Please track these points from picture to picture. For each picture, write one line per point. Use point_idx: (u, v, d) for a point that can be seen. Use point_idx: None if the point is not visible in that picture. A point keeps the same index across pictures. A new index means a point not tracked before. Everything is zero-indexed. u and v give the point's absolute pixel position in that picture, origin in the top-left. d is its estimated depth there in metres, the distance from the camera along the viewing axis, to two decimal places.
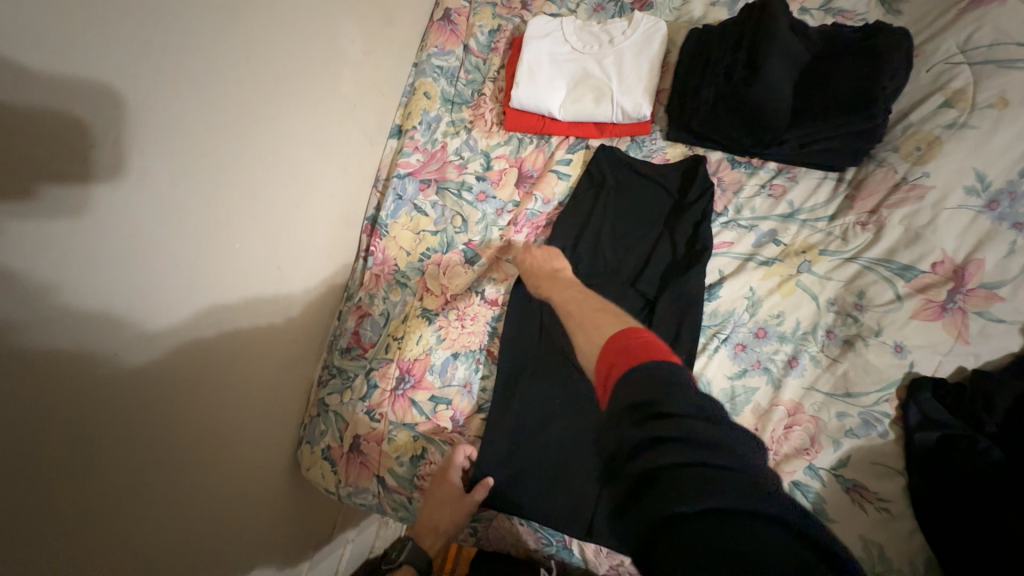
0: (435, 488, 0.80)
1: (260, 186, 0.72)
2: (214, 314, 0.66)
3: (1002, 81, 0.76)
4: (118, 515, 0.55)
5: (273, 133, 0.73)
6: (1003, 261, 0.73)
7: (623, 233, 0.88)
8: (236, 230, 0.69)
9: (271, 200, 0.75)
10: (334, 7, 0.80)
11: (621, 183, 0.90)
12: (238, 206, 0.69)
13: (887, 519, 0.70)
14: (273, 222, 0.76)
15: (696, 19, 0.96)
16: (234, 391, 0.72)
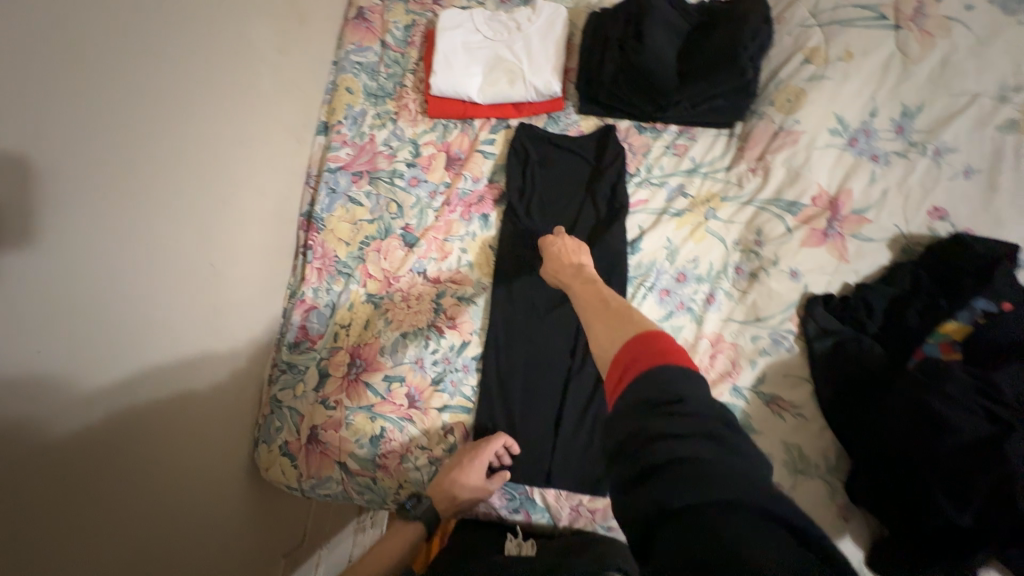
0: (461, 463, 0.79)
1: (179, 187, 0.73)
2: (133, 312, 0.67)
3: (845, 39, 0.90)
4: (55, 508, 0.57)
5: (190, 134, 0.75)
6: (866, 189, 0.87)
7: (551, 203, 0.95)
8: (157, 230, 0.70)
9: (192, 198, 0.76)
10: (242, 9, 0.83)
11: (543, 157, 0.96)
12: (156, 206, 0.70)
13: (802, 422, 0.79)
14: (197, 221, 0.77)
15: (594, 4, 1.05)
16: (166, 390, 0.73)
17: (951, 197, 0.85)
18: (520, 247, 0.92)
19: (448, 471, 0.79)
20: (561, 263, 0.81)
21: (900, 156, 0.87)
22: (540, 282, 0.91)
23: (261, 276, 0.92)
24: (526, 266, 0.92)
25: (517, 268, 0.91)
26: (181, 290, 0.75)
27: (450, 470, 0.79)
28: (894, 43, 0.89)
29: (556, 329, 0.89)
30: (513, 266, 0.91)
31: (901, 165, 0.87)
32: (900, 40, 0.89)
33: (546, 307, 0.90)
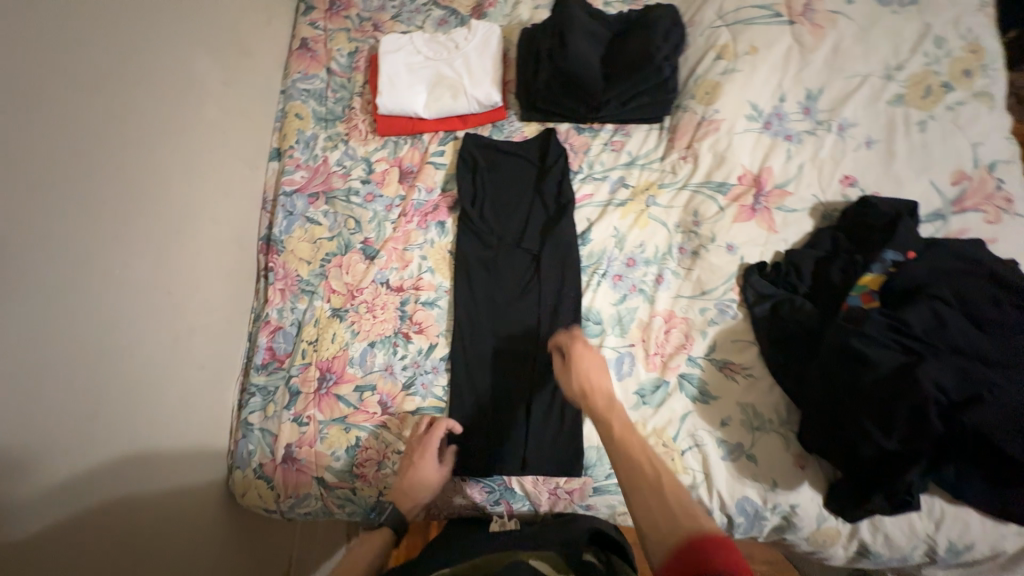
0: (416, 454, 0.80)
1: (136, 216, 0.75)
2: (99, 342, 0.68)
3: (749, 35, 1.00)
4: (35, 542, 0.57)
5: (142, 166, 0.77)
6: (784, 166, 0.96)
7: (502, 205, 1.00)
8: (120, 259, 0.72)
9: (151, 228, 0.78)
10: (185, 46, 0.86)
11: (491, 163, 1.02)
12: (116, 235, 0.72)
13: (752, 382, 0.85)
14: (156, 249, 0.78)
15: (525, 21, 1.13)
16: (136, 420, 0.73)
17: (857, 166, 0.95)
18: (478, 249, 0.97)
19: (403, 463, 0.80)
20: (582, 372, 0.77)
21: (810, 134, 0.97)
22: (499, 280, 0.95)
23: (223, 302, 0.92)
24: (484, 266, 0.96)
25: (476, 269, 0.96)
26: (143, 318, 0.75)
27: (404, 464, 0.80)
28: (791, 36, 1.00)
29: (517, 322, 0.93)
30: (473, 267, 0.96)
31: (812, 141, 0.97)
32: (796, 33, 1.00)
33: (507, 304, 0.94)
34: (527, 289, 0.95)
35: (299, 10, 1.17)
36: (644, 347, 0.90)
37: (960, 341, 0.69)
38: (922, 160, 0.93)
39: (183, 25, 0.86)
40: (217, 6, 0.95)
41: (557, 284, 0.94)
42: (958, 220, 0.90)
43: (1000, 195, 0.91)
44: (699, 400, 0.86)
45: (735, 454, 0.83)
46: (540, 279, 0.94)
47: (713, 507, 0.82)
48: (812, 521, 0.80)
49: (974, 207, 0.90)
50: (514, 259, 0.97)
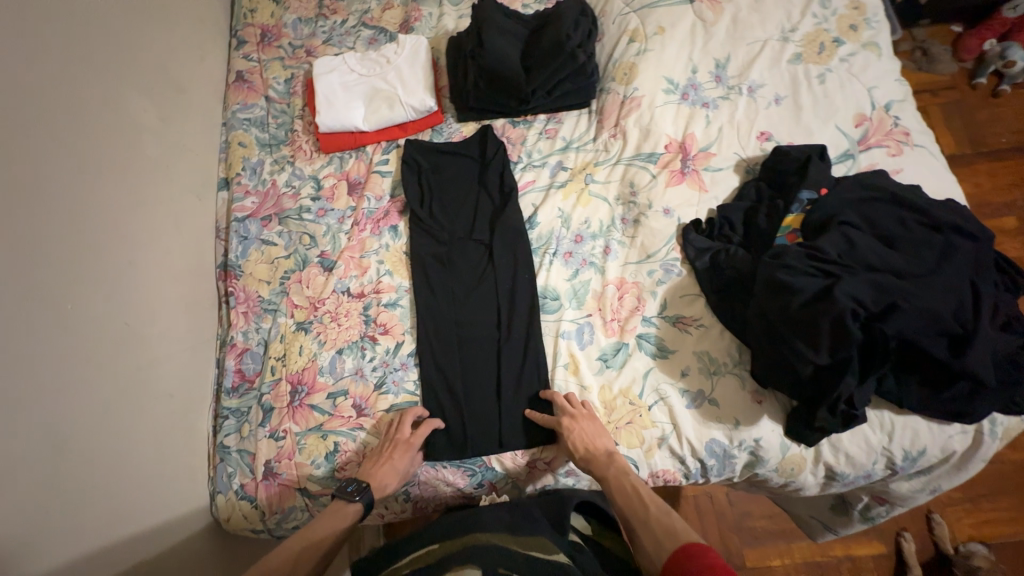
0: (400, 448, 0.82)
1: (83, 253, 0.77)
2: (57, 375, 0.69)
3: (656, 17, 1.08)
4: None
5: (84, 203, 0.78)
6: (705, 130, 1.03)
7: (450, 202, 1.04)
8: (71, 296, 0.73)
9: (101, 263, 0.79)
10: (116, 86, 0.89)
11: (435, 164, 1.06)
12: (65, 273, 0.73)
13: (704, 331, 0.91)
14: (108, 284, 0.80)
15: (450, 30, 1.20)
16: (104, 452, 0.73)
17: (771, 121, 1.03)
18: (433, 245, 1.01)
19: (381, 455, 0.82)
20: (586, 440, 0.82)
21: (724, 99, 1.05)
22: (456, 272, 0.99)
23: (184, 330, 0.93)
24: (440, 261, 0.99)
25: (433, 265, 0.99)
26: (103, 351, 0.76)
27: (383, 456, 0.82)
28: (693, 13, 1.09)
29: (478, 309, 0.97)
30: (429, 263, 0.99)
31: (727, 105, 1.04)
32: (697, 10, 1.09)
33: (467, 293, 0.98)
34: (484, 277, 0.99)
35: (231, 46, 1.21)
36: (602, 315, 0.95)
37: (870, 257, 0.76)
38: (827, 109, 1.02)
39: (112, 66, 0.89)
40: (146, 47, 0.98)
41: (511, 268, 0.98)
42: (865, 157, 0.98)
43: (898, 131, 1.00)
44: (658, 356, 0.91)
45: (698, 401, 0.87)
46: (495, 266, 0.99)
47: (685, 454, 0.86)
48: (776, 451, 0.85)
49: (878, 143, 0.99)
50: (468, 251, 1.00)
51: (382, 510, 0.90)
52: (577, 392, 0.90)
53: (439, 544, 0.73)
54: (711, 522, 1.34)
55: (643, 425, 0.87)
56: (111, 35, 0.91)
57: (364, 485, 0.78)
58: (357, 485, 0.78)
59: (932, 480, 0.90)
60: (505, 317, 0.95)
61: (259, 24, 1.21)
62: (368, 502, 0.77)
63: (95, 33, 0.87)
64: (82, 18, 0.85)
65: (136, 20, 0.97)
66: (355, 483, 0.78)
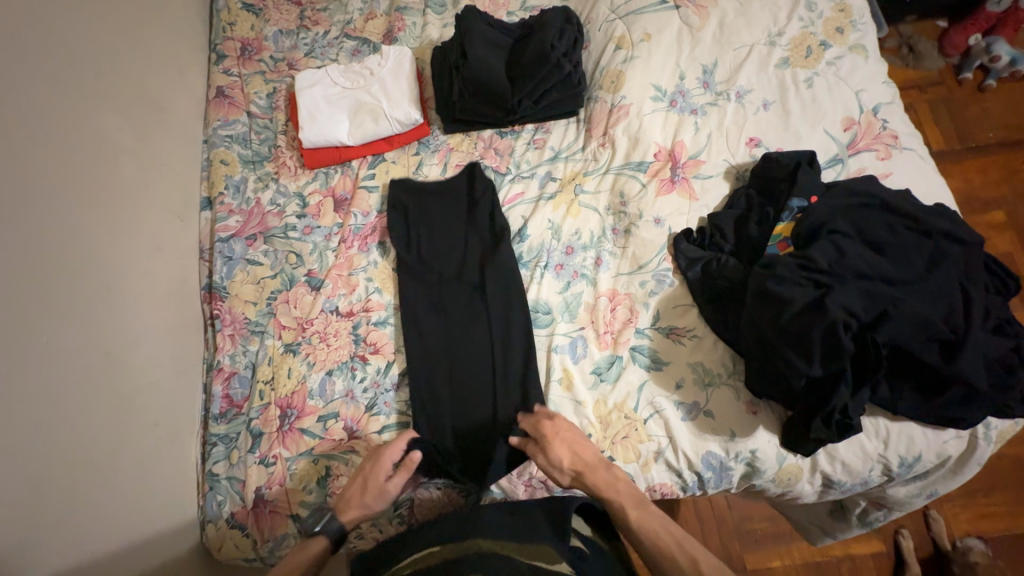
0: (365, 475, 0.81)
1: (59, 283, 0.74)
2: (32, 411, 0.66)
3: (642, 23, 1.07)
4: None
5: (56, 229, 0.76)
6: (694, 138, 1.02)
7: (440, 240, 1.02)
8: (48, 329, 0.71)
9: (78, 292, 0.77)
10: (89, 106, 0.86)
11: (421, 195, 1.03)
12: (41, 305, 0.71)
13: (697, 342, 0.90)
14: (87, 312, 0.78)
15: (435, 40, 1.18)
16: (85, 488, 0.71)
17: (759, 127, 1.02)
18: (423, 278, 0.99)
19: (351, 483, 0.81)
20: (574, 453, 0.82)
21: (712, 105, 1.04)
22: (447, 310, 0.97)
23: (168, 355, 0.91)
24: (430, 300, 0.98)
25: (425, 311, 0.96)
26: (83, 383, 0.74)
27: (352, 485, 0.81)
28: (679, 19, 1.08)
29: (472, 340, 0.95)
30: (420, 298, 0.97)
31: (715, 112, 1.04)
32: (683, 15, 1.08)
33: (459, 333, 0.96)
34: (477, 314, 0.97)
35: (210, 60, 1.18)
36: (594, 328, 0.93)
37: (860, 265, 0.74)
38: (815, 113, 1.01)
39: (84, 86, 0.86)
40: (120, 64, 0.95)
41: (504, 294, 0.96)
42: (854, 161, 0.98)
43: (887, 134, 0.99)
44: (652, 368, 0.90)
45: (693, 413, 0.87)
46: (488, 306, 0.96)
47: (681, 467, 0.85)
48: (773, 462, 0.84)
49: (867, 147, 0.98)
50: (461, 280, 0.99)
51: (376, 533, 0.88)
52: (571, 407, 0.89)
53: (443, 547, 0.73)
54: (711, 528, 1.33)
55: (638, 439, 0.86)
56: (83, 53, 0.88)
57: (328, 516, 0.79)
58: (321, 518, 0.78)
59: (928, 485, 0.90)
60: (496, 335, 0.94)
61: (238, 37, 1.18)
62: (336, 530, 0.78)
63: (66, 53, 0.84)
64: (50, 37, 0.82)
65: (109, 38, 0.94)
66: (319, 515, 0.79)
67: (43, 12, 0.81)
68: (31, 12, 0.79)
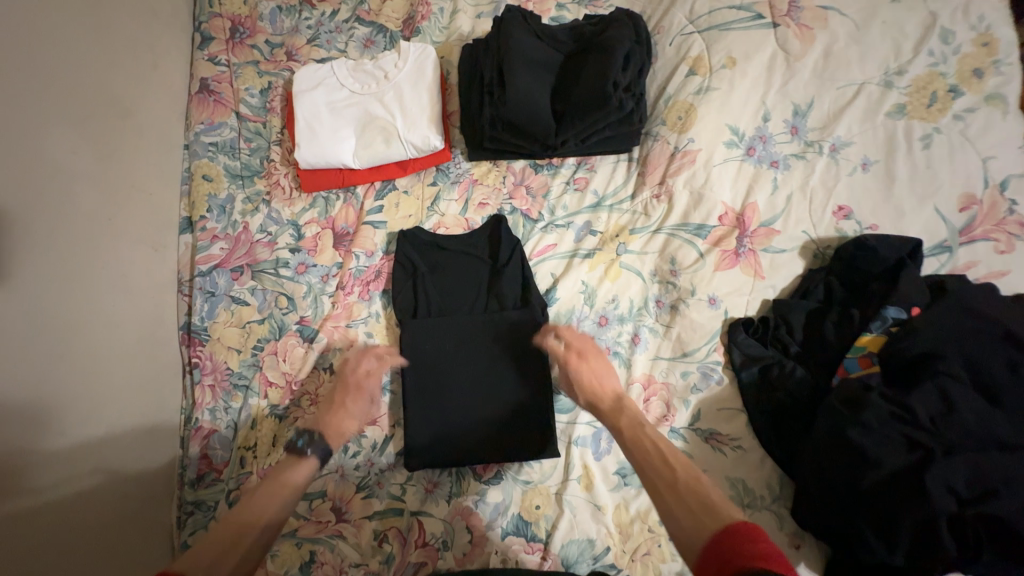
0: (351, 394, 0.79)
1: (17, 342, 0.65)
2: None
3: (725, 44, 0.86)
4: None
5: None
6: (771, 200, 0.84)
7: (453, 310, 0.86)
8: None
9: (37, 350, 0.67)
10: (33, 126, 0.71)
11: (436, 251, 0.88)
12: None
13: (742, 454, 0.76)
14: (51, 370, 0.69)
15: (466, 35, 0.97)
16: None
17: (853, 194, 0.83)
18: (433, 354, 0.84)
19: (331, 405, 0.78)
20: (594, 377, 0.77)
21: (799, 158, 0.84)
22: (455, 390, 0.83)
23: (140, 415, 0.80)
24: (444, 380, 0.83)
25: (430, 395, 0.83)
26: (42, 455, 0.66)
27: (334, 403, 0.78)
28: (775, 42, 0.86)
29: (475, 446, 0.80)
30: (425, 381, 0.83)
31: (802, 167, 0.84)
32: (780, 37, 0.86)
33: (464, 434, 0.81)
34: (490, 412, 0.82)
35: (196, 42, 1.00)
36: None
37: (971, 424, 0.61)
38: (927, 184, 0.81)
39: (26, 100, 0.71)
40: (77, 64, 0.79)
41: (514, 383, 0.83)
42: (966, 253, 0.79)
43: (1014, 220, 0.78)
44: None
45: None
46: (500, 401, 0.82)
47: None
48: None
49: (985, 235, 0.79)
50: (477, 358, 0.84)
51: None
52: (588, 512, 0.77)
53: None
54: None
55: (660, 558, 0.74)
56: (25, 56, 0.72)
57: (316, 438, 0.73)
58: (308, 438, 0.72)
59: None
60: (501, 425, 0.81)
61: (228, 13, 1.00)
62: (322, 455, 0.72)
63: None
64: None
65: (57, 29, 0.77)
66: (306, 436, 0.73)
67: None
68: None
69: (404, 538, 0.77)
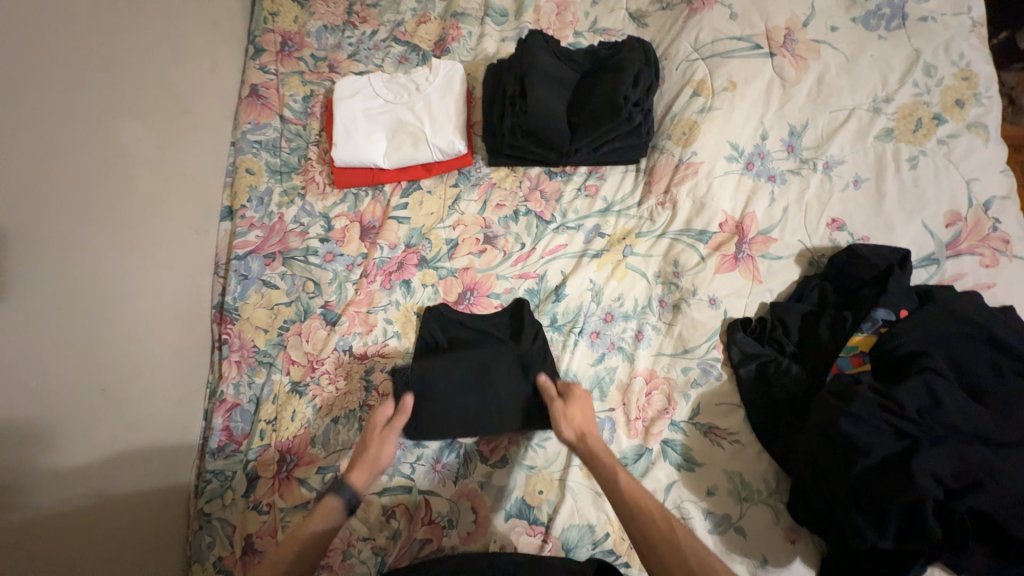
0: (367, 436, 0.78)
1: (73, 304, 0.72)
2: (29, 445, 0.64)
3: (726, 70, 0.95)
4: None
5: (55, 259, 0.70)
6: (768, 210, 0.90)
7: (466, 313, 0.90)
8: (54, 356, 0.68)
9: (89, 313, 0.74)
10: (107, 115, 0.80)
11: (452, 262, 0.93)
12: (52, 326, 0.68)
13: (740, 448, 0.79)
14: (98, 332, 0.75)
15: (490, 55, 1.07)
16: (67, 546, 0.66)
17: (846, 208, 0.89)
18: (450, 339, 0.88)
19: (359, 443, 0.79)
20: (585, 416, 0.76)
21: (794, 173, 0.91)
22: None
23: (171, 383, 0.86)
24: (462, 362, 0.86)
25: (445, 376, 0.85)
26: (85, 410, 0.72)
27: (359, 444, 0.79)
28: (772, 69, 0.95)
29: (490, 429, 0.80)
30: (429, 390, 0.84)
31: (797, 182, 0.91)
32: (777, 66, 0.95)
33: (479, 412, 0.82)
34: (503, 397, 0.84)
35: (248, 53, 1.11)
36: (625, 411, 0.84)
37: (956, 418, 0.65)
38: (915, 200, 0.87)
39: (104, 94, 0.80)
40: (148, 64, 0.89)
41: None
42: (953, 265, 0.84)
43: (996, 237, 0.84)
44: (684, 467, 0.79)
45: (723, 527, 0.75)
46: None
47: None
48: None
49: (970, 250, 0.84)
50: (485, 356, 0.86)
51: None
52: (590, 498, 0.80)
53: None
54: None
55: None
56: (108, 56, 0.82)
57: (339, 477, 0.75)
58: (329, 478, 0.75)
59: None
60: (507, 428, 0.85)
61: (279, 29, 1.11)
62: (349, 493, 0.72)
63: (87, 57, 0.78)
64: (66, 42, 0.75)
65: (135, 34, 0.87)
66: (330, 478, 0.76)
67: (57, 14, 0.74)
68: (39, 14, 0.71)
69: (412, 515, 0.80)
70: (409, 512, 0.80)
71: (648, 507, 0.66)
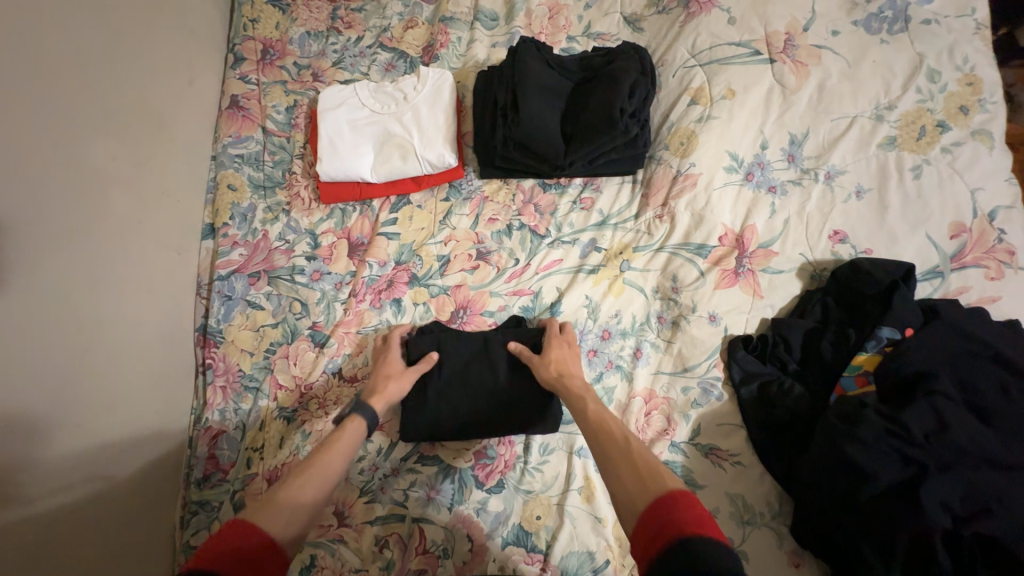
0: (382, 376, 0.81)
1: (48, 335, 0.68)
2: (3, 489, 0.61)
3: (725, 77, 0.92)
4: None
5: (26, 288, 0.66)
6: (768, 223, 0.87)
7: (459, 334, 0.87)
8: (27, 393, 0.65)
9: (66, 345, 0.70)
10: (78, 133, 0.76)
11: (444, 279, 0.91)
12: (26, 361, 0.65)
13: (741, 470, 0.77)
14: (76, 363, 0.71)
15: (481, 62, 1.03)
16: None
17: (848, 219, 0.86)
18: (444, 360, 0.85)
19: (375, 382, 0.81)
20: (563, 358, 0.80)
21: (795, 184, 0.89)
22: (458, 423, 0.82)
23: (151, 412, 0.82)
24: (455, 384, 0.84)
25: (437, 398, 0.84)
26: (62, 446, 0.68)
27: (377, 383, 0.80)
28: (771, 76, 0.92)
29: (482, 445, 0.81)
30: (420, 413, 0.82)
31: (798, 193, 0.88)
32: (777, 72, 0.92)
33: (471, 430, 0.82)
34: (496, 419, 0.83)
35: (228, 62, 1.07)
36: None
37: (964, 441, 0.63)
38: (918, 211, 0.85)
39: (76, 111, 0.76)
40: (123, 77, 0.85)
41: (517, 398, 0.83)
42: (957, 278, 0.82)
43: (1001, 249, 0.82)
44: None
45: None
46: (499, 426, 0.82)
47: None
48: None
49: (975, 262, 0.82)
50: (480, 382, 0.84)
51: None
52: (589, 524, 0.77)
53: None
54: None
55: None
56: (79, 71, 0.77)
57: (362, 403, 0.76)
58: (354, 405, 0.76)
59: None
60: (503, 448, 0.83)
61: (260, 36, 1.07)
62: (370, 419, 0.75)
63: (57, 73, 0.74)
64: (34, 58, 0.71)
65: (107, 46, 0.83)
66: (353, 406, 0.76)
67: (23, 29, 0.70)
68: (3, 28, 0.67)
69: (404, 543, 0.77)
70: (404, 540, 0.77)
71: (611, 431, 0.66)
